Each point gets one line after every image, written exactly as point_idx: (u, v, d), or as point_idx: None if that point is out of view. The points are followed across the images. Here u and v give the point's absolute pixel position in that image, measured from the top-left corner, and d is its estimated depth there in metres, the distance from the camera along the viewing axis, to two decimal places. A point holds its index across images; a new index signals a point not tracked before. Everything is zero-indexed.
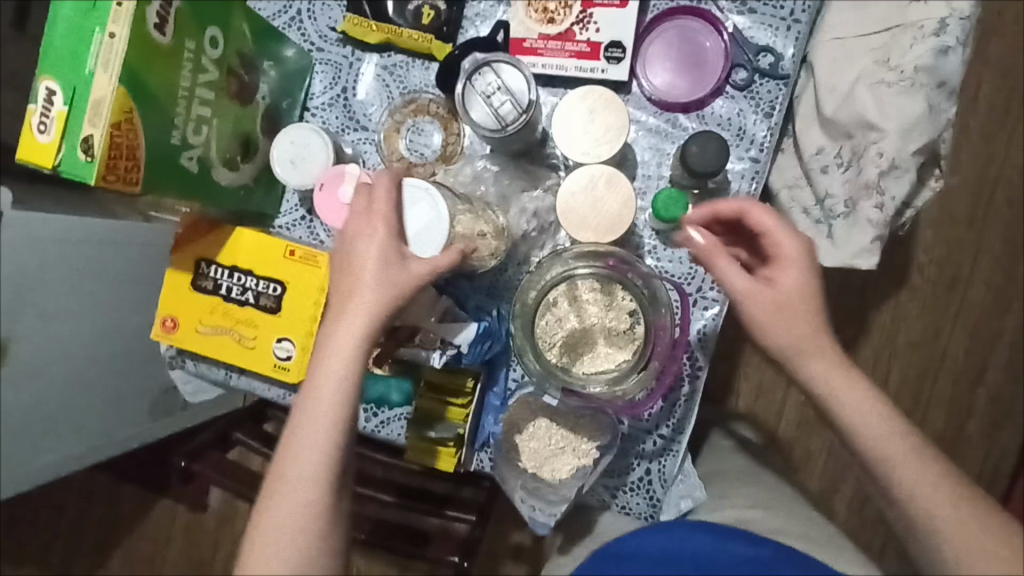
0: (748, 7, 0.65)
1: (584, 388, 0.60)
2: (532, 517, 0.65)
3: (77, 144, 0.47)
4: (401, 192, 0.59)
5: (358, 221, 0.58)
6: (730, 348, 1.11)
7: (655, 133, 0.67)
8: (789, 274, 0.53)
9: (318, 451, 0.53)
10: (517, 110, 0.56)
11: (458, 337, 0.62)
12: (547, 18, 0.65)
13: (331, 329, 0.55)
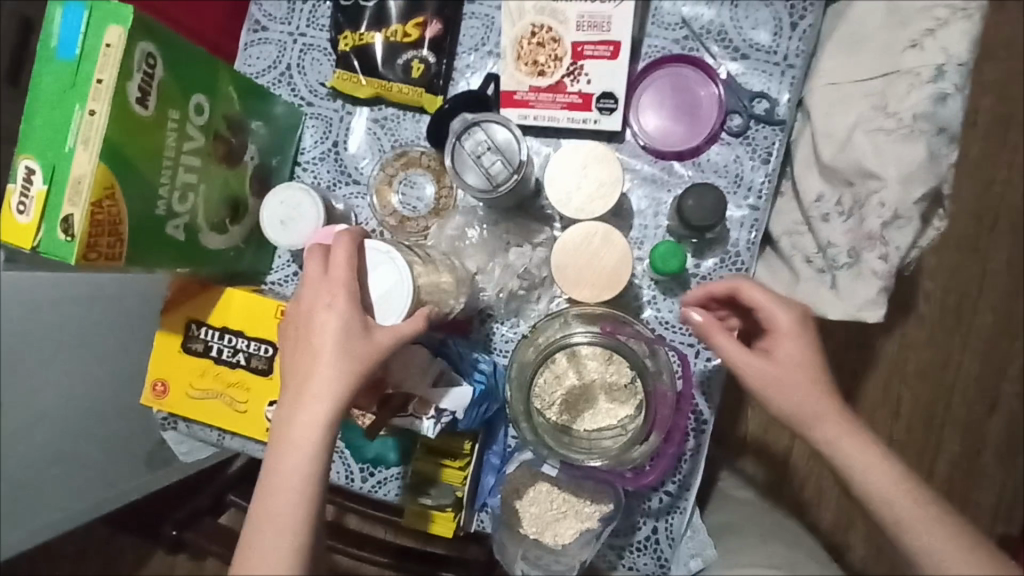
0: (740, 54, 0.65)
1: (582, 461, 0.57)
2: None
3: (57, 223, 0.46)
4: (363, 255, 0.56)
5: (314, 288, 0.54)
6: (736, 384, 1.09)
7: (650, 182, 0.66)
8: (790, 339, 0.53)
9: (285, 548, 0.48)
10: (507, 169, 0.55)
11: (451, 404, 0.59)
12: (537, 71, 0.63)
13: (292, 415, 0.51)
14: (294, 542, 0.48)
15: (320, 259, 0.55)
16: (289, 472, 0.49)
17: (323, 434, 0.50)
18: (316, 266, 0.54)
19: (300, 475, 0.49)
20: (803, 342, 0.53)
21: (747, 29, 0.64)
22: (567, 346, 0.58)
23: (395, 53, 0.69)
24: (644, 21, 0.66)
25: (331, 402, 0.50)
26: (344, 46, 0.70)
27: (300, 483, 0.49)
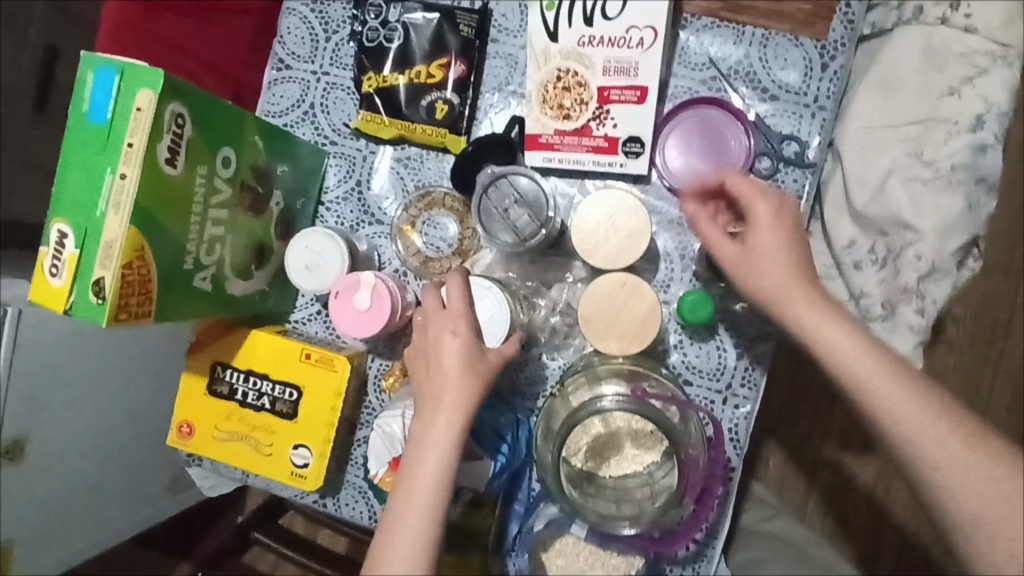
0: (769, 95, 0.63)
1: (615, 528, 0.55)
2: None
3: (88, 286, 0.47)
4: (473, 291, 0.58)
5: (439, 318, 0.56)
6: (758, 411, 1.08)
7: (677, 226, 0.65)
8: (768, 228, 0.52)
9: (418, 548, 0.50)
10: (535, 223, 0.58)
11: (474, 479, 0.60)
12: (563, 115, 0.62)
13: (423, 425, 0.53)
14: (424, 548, 0.51)
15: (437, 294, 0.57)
16: (420, 485, 0.52)
17: (453, 450, 0.52)
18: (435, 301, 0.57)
19: (430, 483, 0.51)
20: (784, 233, 0.52)
21: (776, 70, 0.63)
22: (597, 413, 0.52)
23: (419, 94, 0.68)
24: (671, 61, 0.65)
25: (462, 420, 0.53)
26: (367, 87, 0.70)
27: (432, 495, 0.51)
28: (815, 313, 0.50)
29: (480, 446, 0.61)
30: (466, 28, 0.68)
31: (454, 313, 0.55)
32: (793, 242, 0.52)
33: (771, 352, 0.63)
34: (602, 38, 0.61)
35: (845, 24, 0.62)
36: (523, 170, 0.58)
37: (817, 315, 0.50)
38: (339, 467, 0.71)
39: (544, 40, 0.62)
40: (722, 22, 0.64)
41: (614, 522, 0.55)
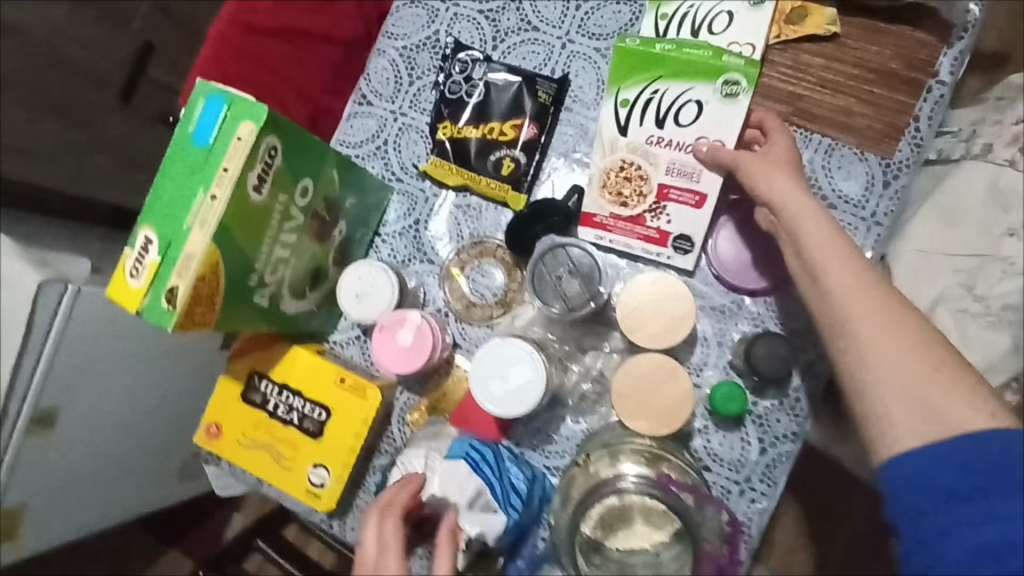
0: (830, 203, 0.65)
1: None
2: None
3: (163, 292, 0.50)
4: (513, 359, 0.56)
5: (367, 563, 0.51)
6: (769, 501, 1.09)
7: (719, 314, 0.66)
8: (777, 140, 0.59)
9: None
10: (585, 295, 0.61)
11: (478, 529, 0.57)
12: (620, 201, 0.65)
13: None
14: None
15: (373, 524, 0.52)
16: None
17: None
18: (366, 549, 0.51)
19: None
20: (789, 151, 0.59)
21: (837, 179, 0.65)
22: (618, 492, 0.55)
23: (489, 149, 0.72)
24: None
25: None
26: (442, 134, 0.73)
27: None
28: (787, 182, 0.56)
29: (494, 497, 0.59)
30: (543, 94, 0.71)
31: (385, 566, 0.49)
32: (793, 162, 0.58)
33: (795, 451, 0.64)
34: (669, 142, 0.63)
35: (912, 147, 0.64)
36: (579, 243, 0.61)
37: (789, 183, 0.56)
38: (351, 491, 0.73)
39: (613, 133, 0.64)
40: (793, 127, 0.67)
41: None
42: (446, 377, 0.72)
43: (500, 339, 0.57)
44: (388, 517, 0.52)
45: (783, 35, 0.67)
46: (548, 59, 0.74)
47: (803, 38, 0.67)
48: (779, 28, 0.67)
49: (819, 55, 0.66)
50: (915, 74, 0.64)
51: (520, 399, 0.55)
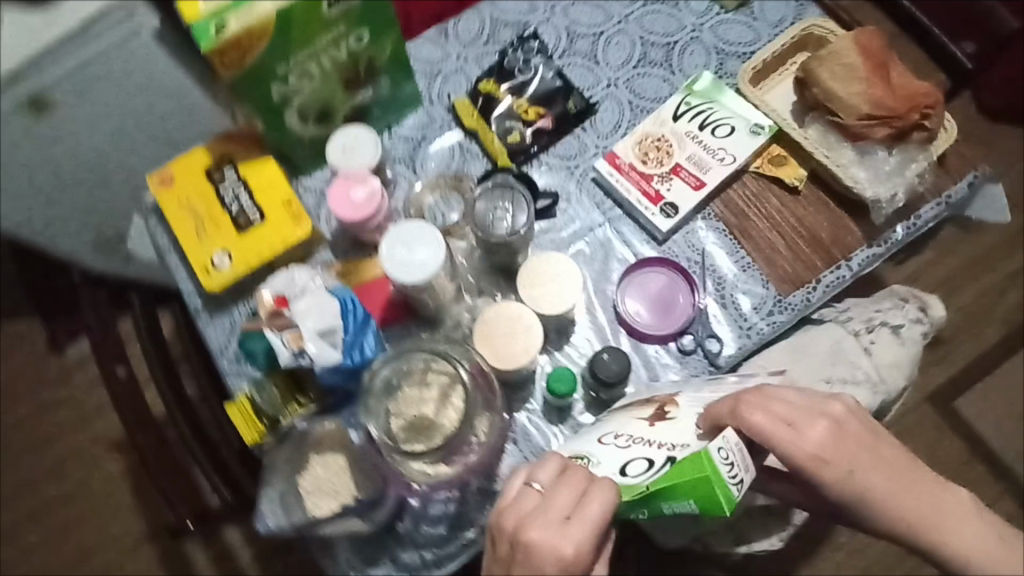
0: (724, 300, 0.77)
1: (400, 462, 0.63)
2: (263, 511, 0.65)
3: (216, 23, 0.61)
4: (423, 246, 0.66)
5: (538, 528, 0.54)
6: None
7: (598, 330, 0.76)
8: (805, 426, 0.56)
9: None
10: (507, 230, 0.71)
11: (318, 355, 0.64)
12: (660, 414, 0.64)
13: None
14: None
15: (553, 470, 0.58)
16: None
17: None
18: (542, 504, 0.56)
19: None
20: (816, 409, 0.57)
21: (739, 291, 0.77)
22: (449, 376, 0.65)
23: (509, 117, 0.84)
24: (678, 230, 0.80)
25: None
26: (483, 87, 0.85)
27: None
28: (777, 441, 0.56)
29: (342, 339, 0.66)
30: (574, 104, 0.85)
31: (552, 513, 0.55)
32: (869, 422, 0.57)
33: None
34: (658, 439, 0.60)
35: (804, 298, 0.76)
36: (522, 187, 0.73)
37: (855, 471, 0.55)
38: (231, 298, 0.79)
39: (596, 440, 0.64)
40: (729, 233, 0.79)
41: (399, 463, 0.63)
42: (365, 257, 0.79)
43: (434, 228, 0.67)
44: (571, 470, 0.58)
45: (762, 167, 0.81)
46: (592, 85, 0.87)
47: (774, 178, 0.81)
48: (762, 161, 0.81)
49: (779, 196, 0.80)
50: (835, 250, 0.78)
51: (410, 272, 0.66)
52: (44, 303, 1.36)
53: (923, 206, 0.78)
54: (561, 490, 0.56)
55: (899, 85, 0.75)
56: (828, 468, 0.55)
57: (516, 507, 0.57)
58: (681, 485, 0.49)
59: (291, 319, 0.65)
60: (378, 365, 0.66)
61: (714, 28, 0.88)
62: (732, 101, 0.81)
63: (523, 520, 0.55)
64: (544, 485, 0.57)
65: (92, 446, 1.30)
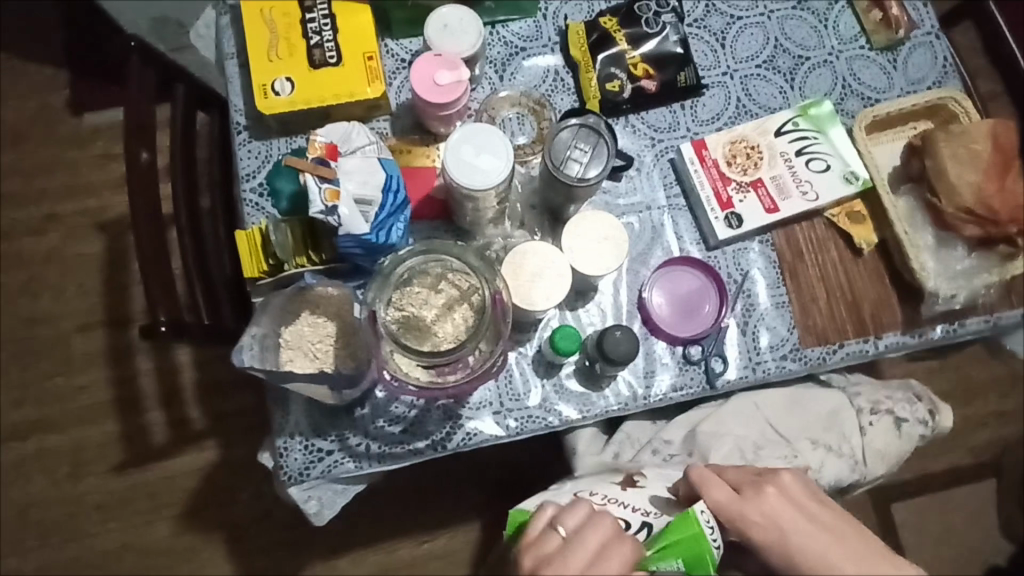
0: (746, 327, 0.75)
1: (387, 351, 0.62)
2: (241, 345, 0.58)
3: None
4: (491, 156, 0.63)
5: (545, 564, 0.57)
6: (463, 510, 1.16)
7: (617, 306, 0.75)
8: (750, 491, 0.61)
9: None
10: (575, 173, 0.66)
11: (347, 219, 0.61)
12: (631, 480, 0.68)
13: None
14: None
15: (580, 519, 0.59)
16: None
17: None
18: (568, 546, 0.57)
19: None
20: (761, 478, 0.62)
21: (763, 326, 0.75)
22: (465, 295, 0.64)
23: (617, 63, 0.79)
24: (731, 243, 0.77)
25: None
26: (602, 22, 0.80)
27: None
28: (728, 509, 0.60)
29: (375, 216, 0.63)
30: (684, 78, 0.80)
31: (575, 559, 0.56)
32: (815, 494, 0.61)
33: (553, 428, 0.72)
34: (632, 502, 0.65)
35: (821, 356, 0.75)
36: (610, 138, 0.67)
37: (790, 536, 0.58)
38: (277, 129, 0.75)
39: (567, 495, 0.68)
40: (780, 266, 0.77)
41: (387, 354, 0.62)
42: (423, 144, 0.76)
43: (508, 141, 0.64)
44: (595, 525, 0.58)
45: (837, 217, 0.78)
46: (708, 67, 0.83)
47: (845, 232, 0.78)
48: (840, 211, 0.78)
49: (841, 251, 0.78)
50: (870, 323, 0.76)
51: (469, 175, 0.63)
52: (76, 60, 1.31)
53: (971, 317, 0.76)
54: (586, 537, 0.57)
55: (1007, 192, 0.71)
56: (764, 530, 0.59)
57: (535, 542, 0.58)
58: (679, 546, 0.55)
59: (333, 173, 0.62)
60: (407, 255, 0.64)
61: (851, 60, 0.83)
62: (840, 140, 0.77)
63: (547, 562, 0.57)
64: (569, 530, 0.58)
65: (75, 217, 1.28)
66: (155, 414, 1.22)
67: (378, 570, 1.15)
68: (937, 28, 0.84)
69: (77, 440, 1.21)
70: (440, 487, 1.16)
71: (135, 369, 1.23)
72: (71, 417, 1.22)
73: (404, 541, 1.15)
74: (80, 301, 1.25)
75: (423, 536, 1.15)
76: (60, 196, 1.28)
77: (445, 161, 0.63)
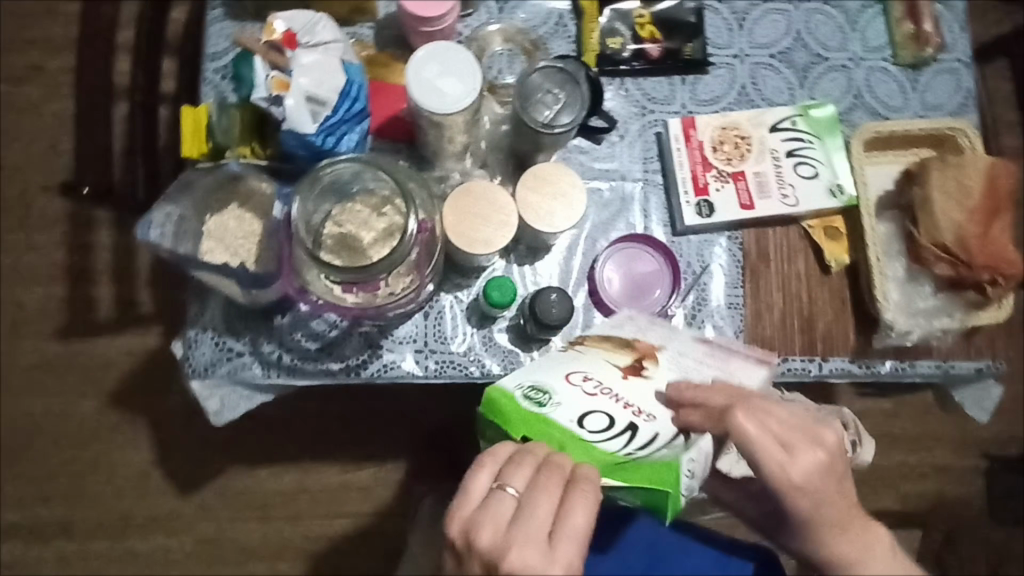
0: (692, 320, 0.72)
1: (302, 262, 0.58)
2: (151, 218, 0.56)
3: None
4: (455, 80, 0.59)
5: (495, 529, 0.48)
6: (392, 452, 1.12)
7: (566, 271, 0.72)
8: (800, 451, 0.52)
9: None
10: (542, 120, 0.63)
11: (292, 114, 0.58)
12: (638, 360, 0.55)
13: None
14: None
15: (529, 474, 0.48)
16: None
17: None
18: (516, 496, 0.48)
19: None
20: (811, 435, 0.53)
21: (710, 322, 0.73)
22: (396, 224, 0.59)
23: (622, 20, 0.75)
24: (698, 232, 0.74)
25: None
26: None
27: None
28: (771, 461, 0.51)
29: (322, 117, 0.60)
30: (690, 51, 0.75)
31: (532, 510, 0.48)
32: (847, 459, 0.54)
33: (473, 379, 0.70)
34: (624, 394, 0.52)
35: (761, 366, 0.72)
36: (586, 89, 0.65)
37: (821, 504, 0.52)
38: (252, 12, 0.71)
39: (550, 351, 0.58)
40: (742, 267, 0.74)
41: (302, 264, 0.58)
42: (401, 59, 0.71)
43: (478, 68, 0.60)
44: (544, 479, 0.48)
45: (815, 229, 0.74)
46: (720, 45, 0.78)
47: (817, 247, 0.74)
48: (818, 224, 0.74)
49: (809, 264, 0.75)
50: (819, 343, 0.73)
51: (428, 94, 0.59)
52: None
53: (924, 359, 0.73)
54: (543, 500, 0.48)
55: (990, 238, 0.68)
56: (799, 494, 0.52)
57: (479, 506, 0.49)
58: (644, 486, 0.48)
59: (287, 63, 0.59)
60: (344, 164, 0.58)
61: (871, 71, 0.78)
62: (834, 150, 0.73)
63: (499, 521, 0.48)
64: (521, 492, 0.48)
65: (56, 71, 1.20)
66: (104, 289, 1.15)
67: (297, 488, 1.11)
68: (969, 56, 0.79)
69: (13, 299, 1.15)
70: (373, 424, 1.12)
71: (87, 240, 1.16)
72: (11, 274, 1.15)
73: (328, 466, 1.11)
74: (45, 159, 1.18)
75: (346, 467, 1.11)
76: (41, 45, 1.20)
77: (408, 75, 0.59)
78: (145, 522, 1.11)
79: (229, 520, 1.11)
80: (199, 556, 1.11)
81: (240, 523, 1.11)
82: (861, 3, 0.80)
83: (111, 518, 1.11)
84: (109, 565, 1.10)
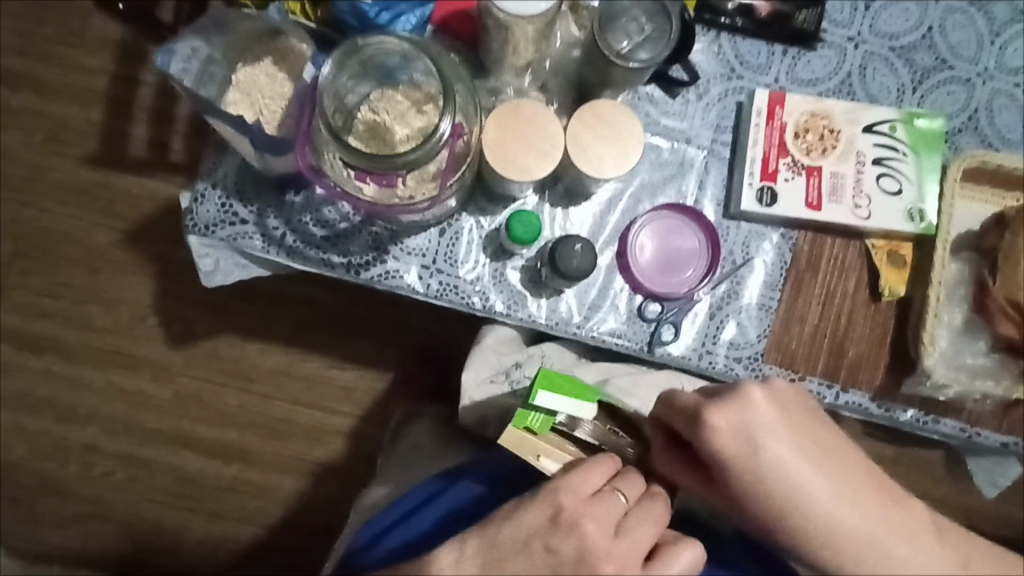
0: (716, 311, 0.67)
1: (316, 132, 0.52)
2: (184, 55, 0.55)
3: None
4: None
5: (604, 526, 0.47)
6: (381, 361, 1.10)
7: (599, 224, 0.67)
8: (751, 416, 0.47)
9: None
10: (616, 49, 0.56)
11: None
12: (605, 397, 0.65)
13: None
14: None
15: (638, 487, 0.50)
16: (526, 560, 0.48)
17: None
18: (629, 496, 0.49)
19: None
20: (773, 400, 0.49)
21: (734, 319, 0.67)
22: (430, 121, 0.54)
23: None
24: (750, 220, 0.67)
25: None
26: None
27: None
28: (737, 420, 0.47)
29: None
30: (802, 19, 0.67)
31: (641, 522, 0.48)
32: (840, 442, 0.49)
33: (473, 310, 0.66)
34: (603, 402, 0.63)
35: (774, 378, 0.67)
36: (674, 26, 0.57)
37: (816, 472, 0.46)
38: None
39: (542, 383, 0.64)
40: (788, 270, 0.68)
41: (316, 135, 0.53)
42: None
43: None
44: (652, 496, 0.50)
45: (877, 250, 0.67)
46: (837, 22, 0.69)
47: (874, 269, 0.68)
48: (883, 245, 0.67)
49: (859, 286, 0.68)
50: (844, 370, 0.68)
51: None
52: None
53: (949, 418, 0.67)
54: (651, 520, 0.48)
55: None
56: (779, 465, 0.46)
57: (589, 498, 0.47)
58: None
59: None
60: (393, 44, 0.52)
61: (996, 94, 0.69)
62: (927, 170, 0.65)
63: (609, 516, 0.47)
64: (630, 502, 0.49)
65: None
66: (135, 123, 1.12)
67: (281, 370, 1.11)
68: None
69: (48, 110, 1.13)
70: (370, 328, 1.10)
71: (130, 70, 1.13)
72: (50, 85, 1.13)
73: (316, 356, 1.11)
74: None
75: (334, 362, 1.11)
76: None
77: None
78: (133, 361, 1.13)
79: (212, 381, 1.12)
80: (176, 407, 1.12)
81: (219, 386, 1.12)
82: (1012, 15, 0.69)
83: (101, 348, 1.12)
84: (90, 391, 1.13)
